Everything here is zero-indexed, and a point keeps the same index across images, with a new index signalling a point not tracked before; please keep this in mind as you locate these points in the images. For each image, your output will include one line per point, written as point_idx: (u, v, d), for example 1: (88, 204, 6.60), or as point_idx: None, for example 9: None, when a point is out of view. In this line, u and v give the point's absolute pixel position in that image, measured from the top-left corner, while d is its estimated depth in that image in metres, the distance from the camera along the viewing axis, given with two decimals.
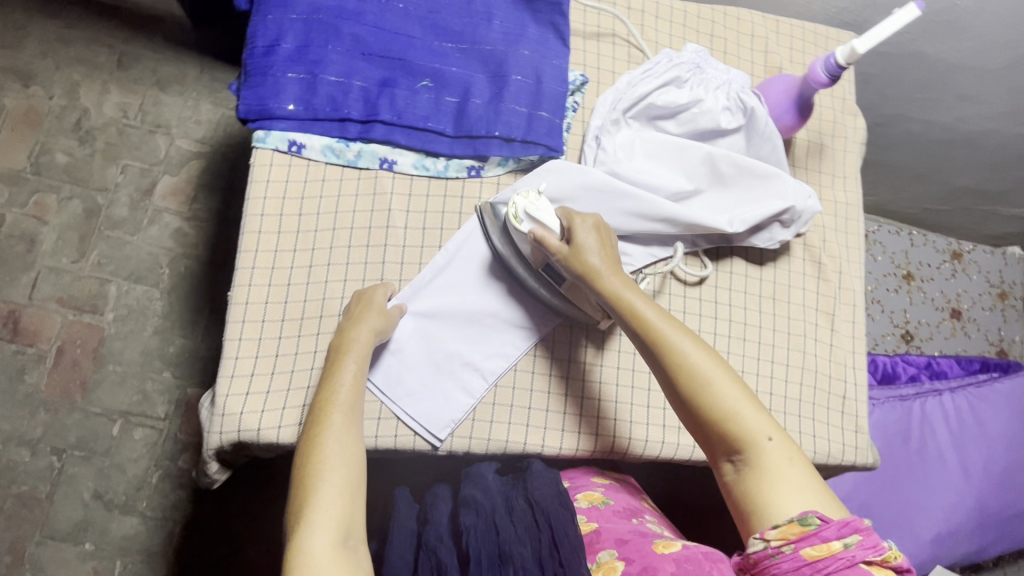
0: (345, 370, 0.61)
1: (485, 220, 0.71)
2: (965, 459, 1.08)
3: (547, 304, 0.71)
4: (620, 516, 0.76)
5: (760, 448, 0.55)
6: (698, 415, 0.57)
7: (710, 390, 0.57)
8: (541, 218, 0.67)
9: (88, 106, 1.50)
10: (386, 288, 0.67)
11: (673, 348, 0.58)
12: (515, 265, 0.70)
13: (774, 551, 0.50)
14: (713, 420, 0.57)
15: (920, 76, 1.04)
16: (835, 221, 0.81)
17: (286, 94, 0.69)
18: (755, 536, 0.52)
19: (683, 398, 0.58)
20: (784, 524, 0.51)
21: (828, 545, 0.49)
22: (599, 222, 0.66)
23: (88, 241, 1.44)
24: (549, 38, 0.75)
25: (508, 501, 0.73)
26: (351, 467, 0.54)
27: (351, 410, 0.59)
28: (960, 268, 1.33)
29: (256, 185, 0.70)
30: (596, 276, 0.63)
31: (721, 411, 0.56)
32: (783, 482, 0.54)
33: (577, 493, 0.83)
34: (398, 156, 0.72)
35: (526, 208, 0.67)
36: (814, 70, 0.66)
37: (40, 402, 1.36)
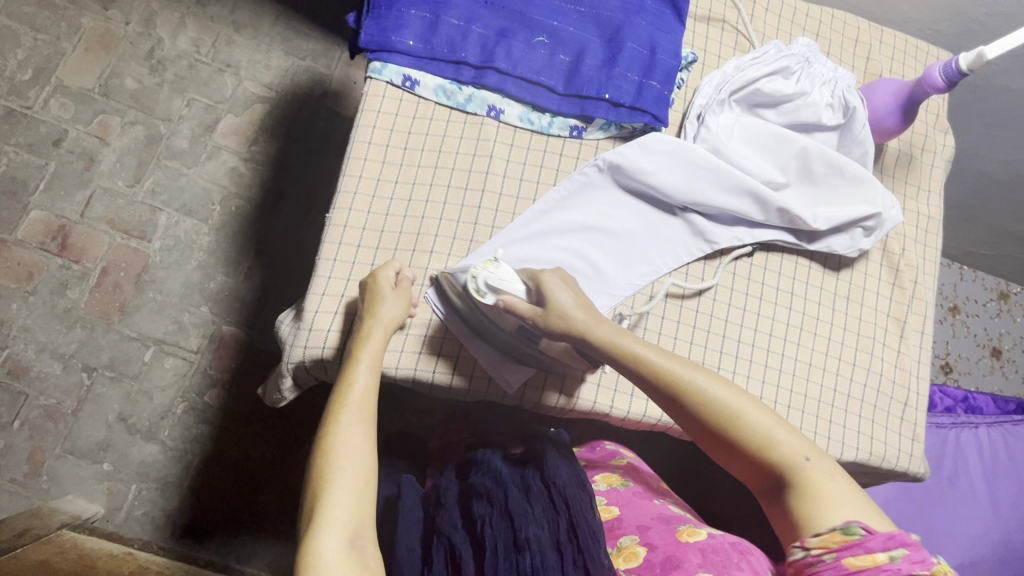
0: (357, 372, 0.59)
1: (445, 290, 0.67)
2: (994, 493, 1.09)
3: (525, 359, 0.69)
4: (640, 498, 0.78)
5: (800, 469, 0.56)
6: (735, 450, 0.59)
7: (737, 425, 0.58)
8: (502, 285, 0.65)
9: (163, 37, 1.52)
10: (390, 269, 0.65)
11: (687, 388, 0.59)
12: (482, 324, 0.68)
13: (815, 559, 0.51)
14: (750, 453, 0.58)
15: (1000, 111, 1.06)
16: (916, 231, 0.82)
17: (408, 29, 0.71)
18: (796, 545, 0.53)
19: (711, 435, 0.59)
20: (825, 532, 0.52)
21: (873, 556, 0.48)
22: (563, 274, 0.66)
23: (145, 168, 1.46)
24: (665, 13, 0.76)
25: (527, 484, 0.73)
26: (362, 470, 0.53)
27: (367, 408, 0.57)
28: (1005, 309, 1.33)
29: (366, 113, 0.71)
30: (585, 332, 0.62)
31: (752, 442, 0.57)
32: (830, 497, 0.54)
33: (594, 475, 0.84)
34: (506, 106, 0.73)
35: (488, 280, 0.65)
36: (931, 73, 0.67)
37: (78, 318, 1.37)
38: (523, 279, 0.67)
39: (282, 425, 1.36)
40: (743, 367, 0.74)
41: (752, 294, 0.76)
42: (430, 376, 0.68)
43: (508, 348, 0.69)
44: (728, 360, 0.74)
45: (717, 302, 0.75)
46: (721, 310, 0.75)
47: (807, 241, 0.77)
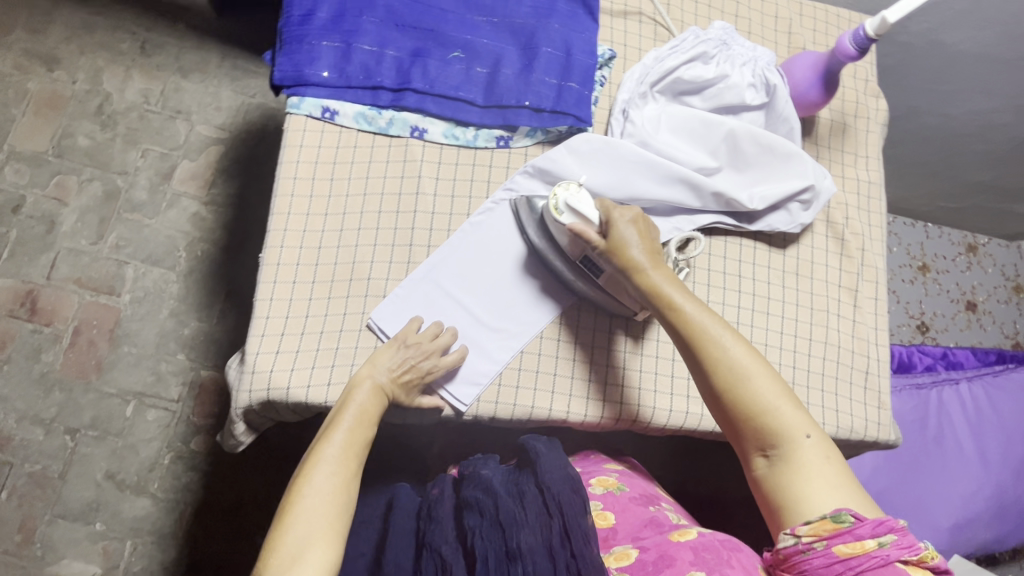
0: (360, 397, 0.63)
1: (520, 215, 0.71)
2: (982, 448, 1.08)
3: (578, 292, 0.71)
4: (637, 503, 0.76)
5: (798, 443, 0.56)
6: (739, 412, 0.58)
7: (749, 387, 0.57)
8: (581, 207, 0.66)
9: (111, 91, 1.52)
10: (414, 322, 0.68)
11: (712, 343, 0.59)
12: (550, 256, 0.70)
13: (806, 547, 0.51)
14: (754, 418, 0.57)
15: (936, 67, 1.08)
16: (857, 199, 0.82)
17: (321, 61, 0.71)
18: (786, 532, 0.53)
19: (718, 391, 0.59)
20: (816, 520, 0.52)
21: (862, 543, 0.49)
22: (638, 215, 0.66)
23: (107, 224, 1.46)
24: (577, 13, 0.76)
25: (516, 489, 0.70)
26: (337, 509, 0.56)
27: (357, 447, 0.61)
28: (975, 261, 1.32)
29: (289, 149, 0.71)
30: (638, 269, 0.63)
31: (762, 406, 0.57)
32: (818, 477, 0.54)
33: (590, 478, 0.81)
34: (428, 125, 0.73)
35: (567, 199, 0.66)
36: (842, 43, 0.67)
37: (55, 381, 1.37)
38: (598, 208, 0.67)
39: (268, 464, 1.35)
40: None
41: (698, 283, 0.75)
42: None
43: (569, 284, 0.71)
44: None
45: None
46: None
47: (750, 223, 0.76)
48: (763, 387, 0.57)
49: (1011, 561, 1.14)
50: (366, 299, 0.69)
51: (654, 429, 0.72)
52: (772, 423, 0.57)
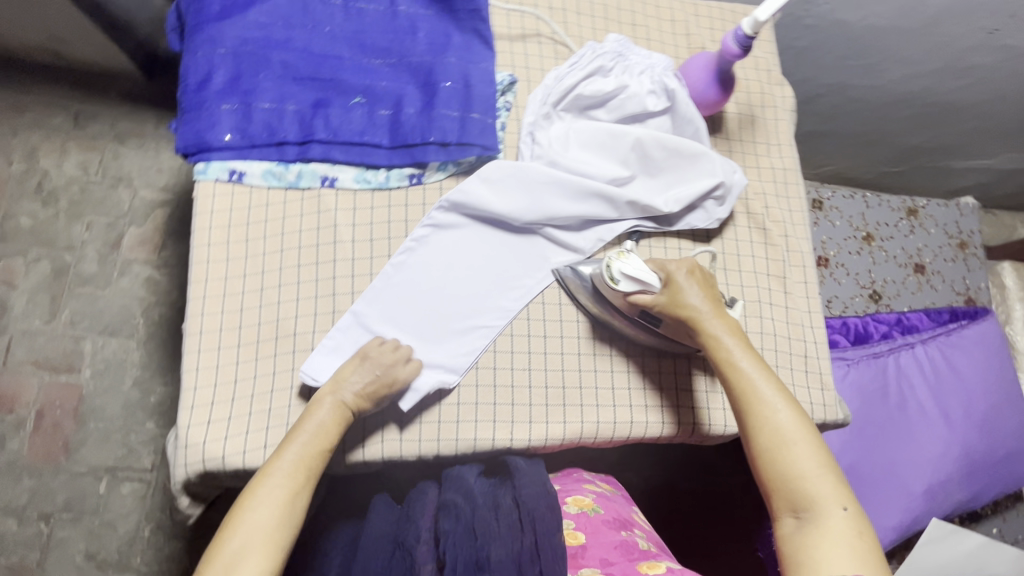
0: (315, 416, 0.62)
1: (568, 284, 0.74)
2: (944, 408, 1.09)
3: (650, 345, 0.74)
4: (609, 527, 0.71)
5: (832, 513, 0.54)
6: (774, 467, 0.57)
7: (789, 446, 0.57)
8: (639, 275, 0.67)
9: (49, 167, 1.48)
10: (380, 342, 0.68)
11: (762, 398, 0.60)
12: (610, 318, 0.72)
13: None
14: (789, 476, 0.56)
15: (847, 45, 1.12)
16: (774, 187, 0.83)
17: (221, 124, 0.71)
18: None
19: (757, 442, 0.59)
20: None
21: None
22: (695, 268, 0.68)
23: (59, 300, 1.42)
24: (473, 44, 0.77)
25: (493, 497, 0.67)
26: (281, 525, 0.55)
27: (308, 464, 0.59)
28: (917, 224, 1.31)
29: (201, 217, 0.72)
30: (699, 323, 0.65)
31: (799, 468, 0.56)
32: (844, 548, 0.52)
33: (565, 496, 0.77)
34: (338, 172, 0.74)
35: (622, 270, 0.68)
36: (726, 44, 0.70)
37: (23, 468, 1.32)
38: (655, 270, 0.68)
39: None
40: (634, 363, 0.74)
41: None
42: None
43: (624, 332, 0.74)
44: (619, 361, 0.74)
45: None
46: None
47: (667, 224, 0.77)
48: (804, 452, 0.57)
49: (993, 514, 1.15)
50: (295, 355, 0.69)
51: (606, 441, 0.73)
52: (808, 485, 0.55)
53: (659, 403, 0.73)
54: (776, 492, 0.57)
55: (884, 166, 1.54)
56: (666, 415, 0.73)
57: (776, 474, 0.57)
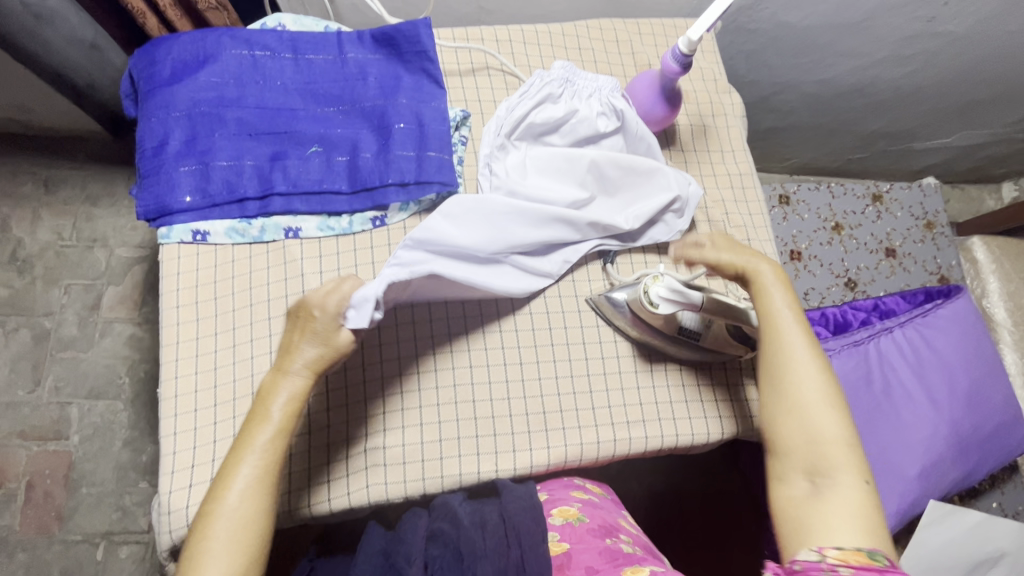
0: (261, 432, 0.56)
1: (606, 312, 0.76)
2: (928, 389, 1.10)
3: (694, 360, 0.76)
4: (594, 536, 0.67)
5: (849, 480, 0.55)
6: (800, 429, 0.58)
7: (818, 412, 0.58)
8: (677, 295, 0.71)
9: (22, 236, 1.47)
10: (337, 293, 0.59)
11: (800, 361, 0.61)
12: (652, 338, 0.75)
13: (830, 567, 0.49)
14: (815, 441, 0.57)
15: (794, 43, 1.15)
16: (733, 193, 0.85)
17: (181, 187, 0.72)
18: (812, 550, 0.51)
19: (787, 402, 0.60)
20: (850, 551, 0.50)
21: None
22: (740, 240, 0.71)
23: (41, 368, 1.39)
24: (423, 83, 0.78)
25: (480, 517, 0.64)
26: (244, 536, 0.52)
27: (263, 467, 0.55)
28: (883, 209, 1.33)
29: (167, 279, 0.72)
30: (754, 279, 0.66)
31: (822, 433, 0.57)
32: (846, 518, 0.53)
33: (551, 508, 0.73)
34: (301, 222, 0.74)
35: (661, 293, 0.72)
36: (666, 62, 0.73)
37: (16, 543, 1.29)
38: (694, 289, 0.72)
39: None
40: (615, 381, 0.75)
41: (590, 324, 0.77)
42: (307, 512, 0.67)
43: (670, 352, 0.76)
44: (598, 381, 0.75)
45: (568, 329, 0.76)
46: (576, 336, 0.76)
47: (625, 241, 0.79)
48: (827, 420, 0.58)
49: (991, 489, 1.16)
50: None
51: (591, 463, 0.73)
52: (826, 452, 0.56)
53: (643, 417, 0.74)
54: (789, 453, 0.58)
55: (846, 154, 1.58)
56: (652, 429, 0.73)
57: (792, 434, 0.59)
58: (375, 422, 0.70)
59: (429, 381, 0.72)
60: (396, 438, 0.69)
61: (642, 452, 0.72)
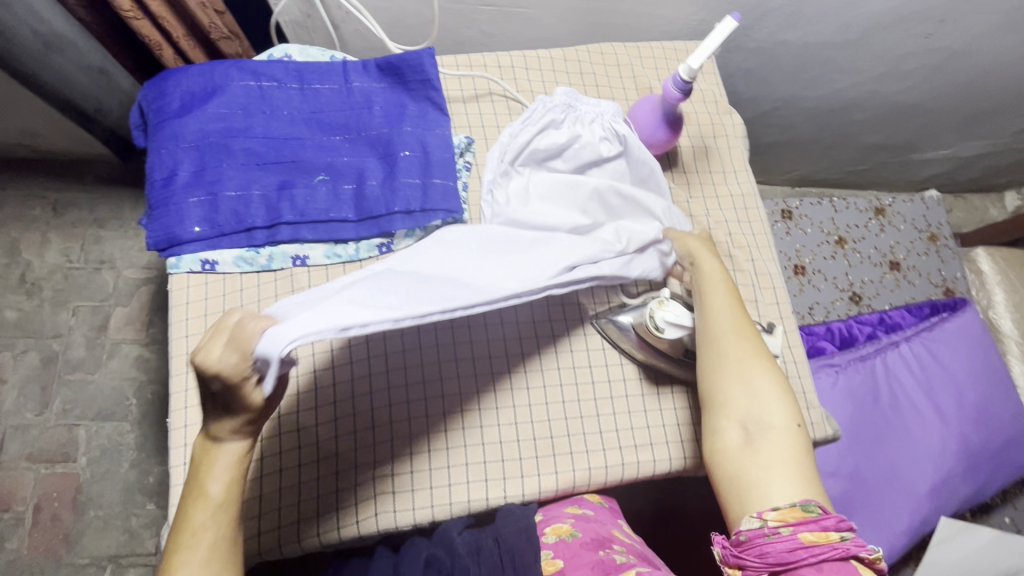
0: (201, 512, 0.49)
1: (612, 336, 0.77)
2: (936, 403, 1.09)
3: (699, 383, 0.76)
4: (587, 549, 0.67)
5: (777, 432, 0.58)
6: (731, 387, 0.62)
7: (750, 371, 0.62)
8: (683, 321, 0.69)
9: (31, 258, 1.48)
10: (223, 357, 0.42)
11: (731, 325, 0.66)
12: (658, 362, 0.75)
13: (771, 531, 0.51)
14: (745, 396, 0.61)
15: (794, 61, 1.16)
16: (736, 213, 0.85)
17: (190, 217, 0.73)
18: (754, 515, 0.53)
19: (721, 362, 0.64)
20: (786, 507, 0.52)
21: (827, 534, 0.50)
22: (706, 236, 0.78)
23: (50, 390, 1.40)
24: (428, 111, 0.80)
25: (475, 542, 0.66)
26: None
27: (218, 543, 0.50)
28: (886, 222, 1.33)
29: (177, 309, 0.74)
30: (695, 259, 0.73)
31: (751, 390, 0.61)
32: (778, 466, 0.56)
33: (544, 527, 0.72)
34: (309, 250, 0.75)
35: (667, 319, 0.70)
36: (667, 89, 0.74)
37: (24, 566, 1.29)
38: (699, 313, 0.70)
39: None
40: (621, 404, 0.75)
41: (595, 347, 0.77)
42: (316, 540, 0.67)
43: (676, 375, 0.76)
44: (605, 405, 0.75)
45: (575, 352, 0.77)
46: (582, 359, 0.76)
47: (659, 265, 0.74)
48: (758, 377, 0.62)
49: (1003, 504, 1.15)
50: (281, 438, 0.69)
51: (599, 487, 0.73)
52: (759, 409, 0.60)
53: (650, 440, 0.74)
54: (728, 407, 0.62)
55: (848, 166, 1.58)
56: (661, 452, 0.73)
57: (731, 392, 0.62)
58: (383, 449, 0.70)
59: (437, 407, 0.72)
60: (403, 464, 0.70)
61: (649, 476, 0.72)
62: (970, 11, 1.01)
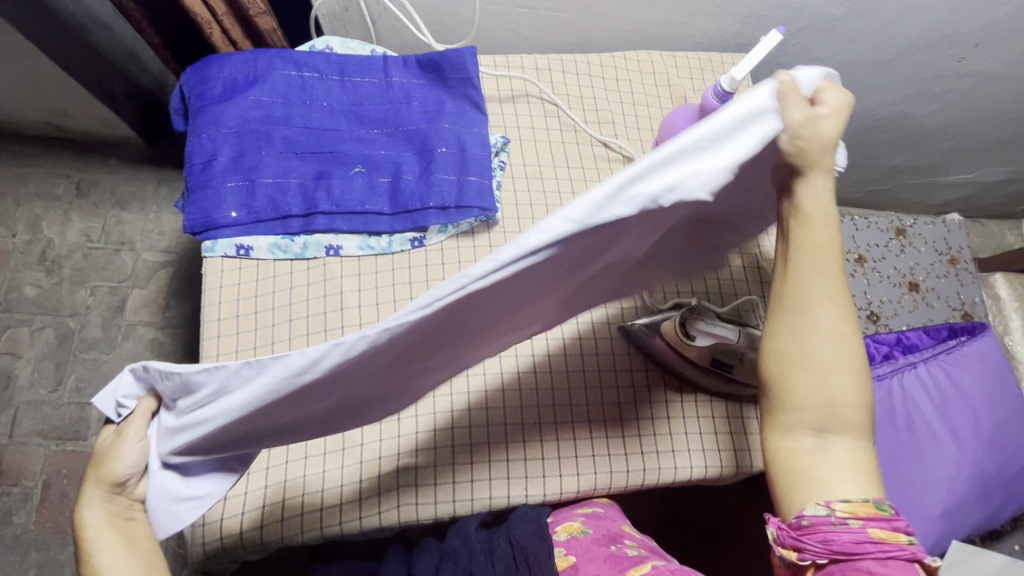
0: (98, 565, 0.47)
1: (639, 339, 0.76)
2: (953, 427, 1.09)
3: (720, 390, 0.76)
4: (598, 545, 0.67)
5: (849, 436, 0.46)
6: (813, 385, 0.45)
7: (840, 368, 0.45)
8: (716, 329, 0.72)
9: (52, 236, 1.47)
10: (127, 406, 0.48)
11: (830, 307, 0.45)
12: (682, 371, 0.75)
13: (839, 520, 0.43)
14: (828, 398, 0.45)
15: None
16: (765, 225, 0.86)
17: (227, 202, 0.73)
18: (819, 503, 0.45)
19: (807, 357, 0.45)
20: (857, 500, 0.44)
21: (894, 534, 0.44)
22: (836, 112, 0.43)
23: (65, 368, 1.39)
24: (466, 109, 0.80)
25: (489, 543, 0.66)
26: None
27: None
28: (907, 243, 1.33)
29: (210, 293, 0.74)
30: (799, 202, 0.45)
31: (837, 388, 0.45)
32: (849, 477, 0.45)
33: (555, 525, 0.73)
34: (342, 241, 0.76)
35: (699, 325, 0.72)
36: (706, 99, 0.74)
37: (29, 542, 1.27)
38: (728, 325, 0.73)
39: None
40: (644, 410, 0.75)
41: (619, 351, 0.78)
42: (339, 529, 0.67)
43: (697, 382, 0.76)
44: (629, 409, 0.75)
45: (600, 354, 0.77)
46: (606, 362, 0.77)
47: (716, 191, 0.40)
48: (849, 373, 0.45)
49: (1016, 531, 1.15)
50: None
51: (620, 490, 0.73)
52: (843, 410, 0.45)
53: (672, 447, 0.74)
54: (799, 410, 0.46)
55: (869, 185, 1.58)
56: (683, 460, 0.73)
57: (811, 394, 0.45)
58: (408, 441, 0.71)
59: (463, 403, 0.73)
60: (426, 458, 0.70)
61: (670, 482, 0.73)
62: (1002, 38, 1.02)
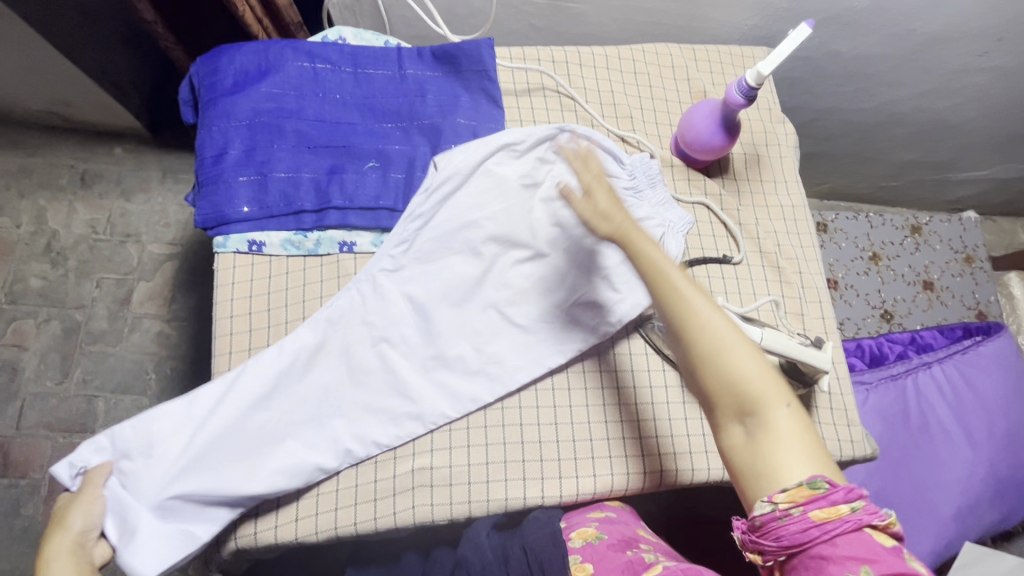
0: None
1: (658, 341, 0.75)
2: (967, 428, 1.08)
3: None
4: (614, 551, 0.66)
5: (775, 411, 0.49)
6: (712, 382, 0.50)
7: (727, 359, 0.49)
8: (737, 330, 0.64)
9: (57, 228, 1.46)
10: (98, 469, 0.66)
11: (695, 311, 0.50)
12: None
13: (783, 513, 0.46)
14: (734, 388, 0.49)
15: (841, 72, 1.14)
16: (785, 224, 0.84)
17: (239, 197, 0.72)
18: (761, 499, 0.47)
19: (693, 363, 0.51)
20: (793, 486, 0.46)
21: (836, 508, 0.45)
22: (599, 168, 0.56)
23: (71, 360, 1.38)
24: (481, 103, 0.79)
25: (502, 549, 0.66)
26: None
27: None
28: (923, 241, 1.31)
29: (222, 289, 0.73)
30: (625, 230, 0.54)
31: (740, 373, 0.49)
32: (791, 450, 0.48)
33: (569, 531, 0.72)
34: (356, 237, 0.75)
35: None
36: (730, 94, 0.72)
37: (38, 534, 1.27)
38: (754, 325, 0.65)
39: None
40: (663, 410, 0.74)
41: (639, 351, 0.76)
42: (352, 530, 0.66)
43: None
44: (646, 410, 0.74)
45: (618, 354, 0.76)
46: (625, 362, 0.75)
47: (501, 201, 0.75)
48: (743, 356, 0.49)
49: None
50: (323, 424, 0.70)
51: (635, 493, 0.72)
52: (751, 392, 0.49)
53: (691, 449, 0.72)
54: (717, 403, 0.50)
55: (882, 181, 1.56)
56: (703, 462, 0.72)
57: (716, 390, 0.50)
58: (422, 442, 0.70)
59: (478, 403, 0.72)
60: (441, 458, 0.69)
61: (690, 484, 0.71)
62: None
